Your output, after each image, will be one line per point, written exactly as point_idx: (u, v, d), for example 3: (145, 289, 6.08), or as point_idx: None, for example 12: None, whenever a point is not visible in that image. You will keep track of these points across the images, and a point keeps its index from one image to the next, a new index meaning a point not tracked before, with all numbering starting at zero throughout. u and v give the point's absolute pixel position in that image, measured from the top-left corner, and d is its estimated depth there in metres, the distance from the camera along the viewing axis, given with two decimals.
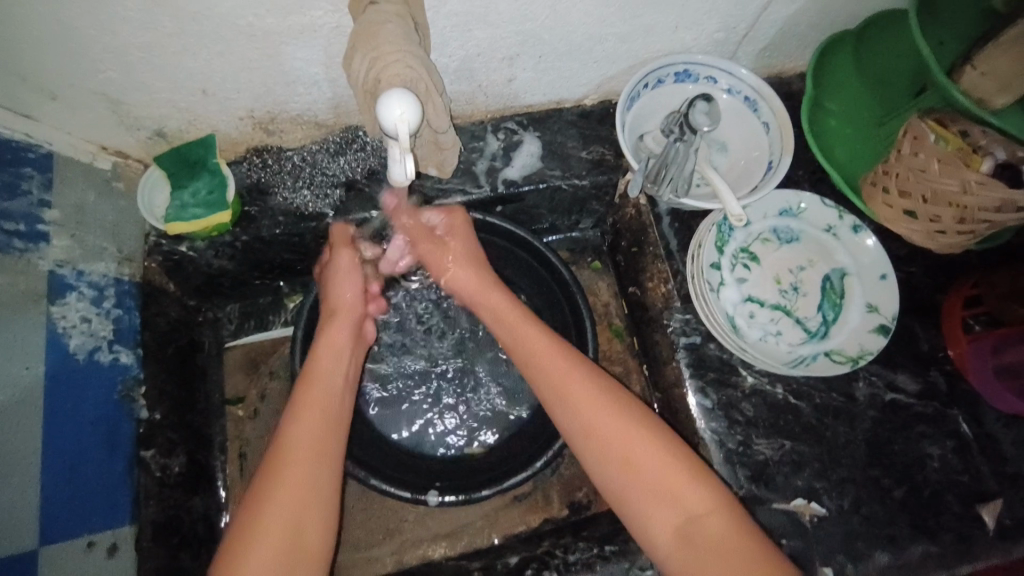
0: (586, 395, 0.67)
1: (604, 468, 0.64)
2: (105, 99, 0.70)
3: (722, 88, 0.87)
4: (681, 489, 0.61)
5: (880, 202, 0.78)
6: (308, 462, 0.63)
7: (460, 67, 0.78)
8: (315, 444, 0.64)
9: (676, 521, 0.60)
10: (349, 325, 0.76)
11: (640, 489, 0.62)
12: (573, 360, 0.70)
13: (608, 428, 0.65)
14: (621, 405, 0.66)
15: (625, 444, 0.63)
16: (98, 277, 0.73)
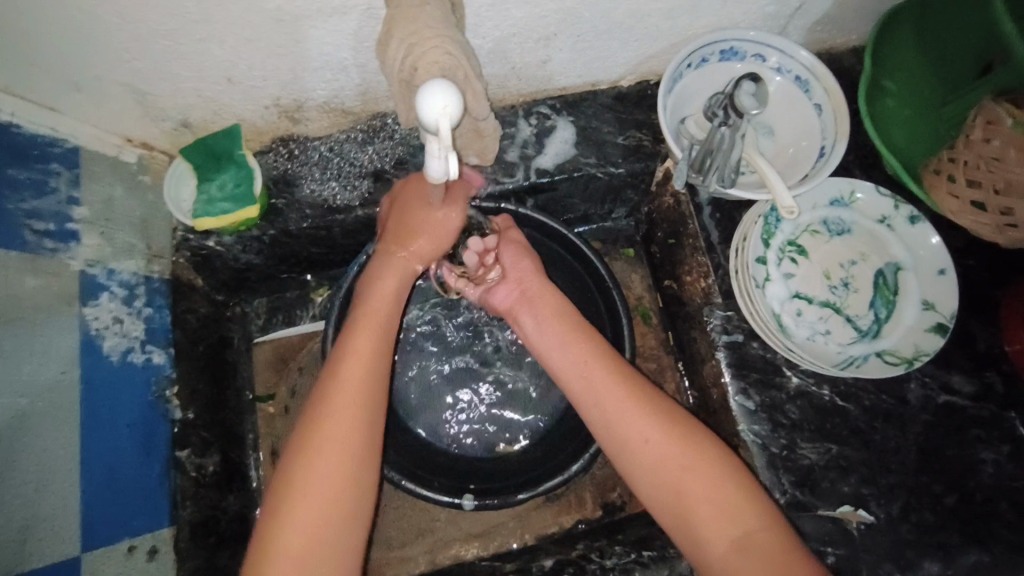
0: (622, 403, 0.64)
1: (653, 477, 0.61)
2: (129, 90, 0.67)
3: (772, 67, 0.81)
4: (736, 509, 0.58)
5: (944, 192, 0.73)
6: (354, 412, 0.59)
7: (494, 49, 0.74)
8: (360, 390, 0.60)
9: (730, 539, 0.57)
10: (405, 267, 0.69)
11: (695, 506, 0.59)
12: (615, 368, 0.67)
13: (654, 443, 0.62)
14: (663, 415, 0.64)
15: (674, 461, 0.60)
16: (128, 275, 0.71)
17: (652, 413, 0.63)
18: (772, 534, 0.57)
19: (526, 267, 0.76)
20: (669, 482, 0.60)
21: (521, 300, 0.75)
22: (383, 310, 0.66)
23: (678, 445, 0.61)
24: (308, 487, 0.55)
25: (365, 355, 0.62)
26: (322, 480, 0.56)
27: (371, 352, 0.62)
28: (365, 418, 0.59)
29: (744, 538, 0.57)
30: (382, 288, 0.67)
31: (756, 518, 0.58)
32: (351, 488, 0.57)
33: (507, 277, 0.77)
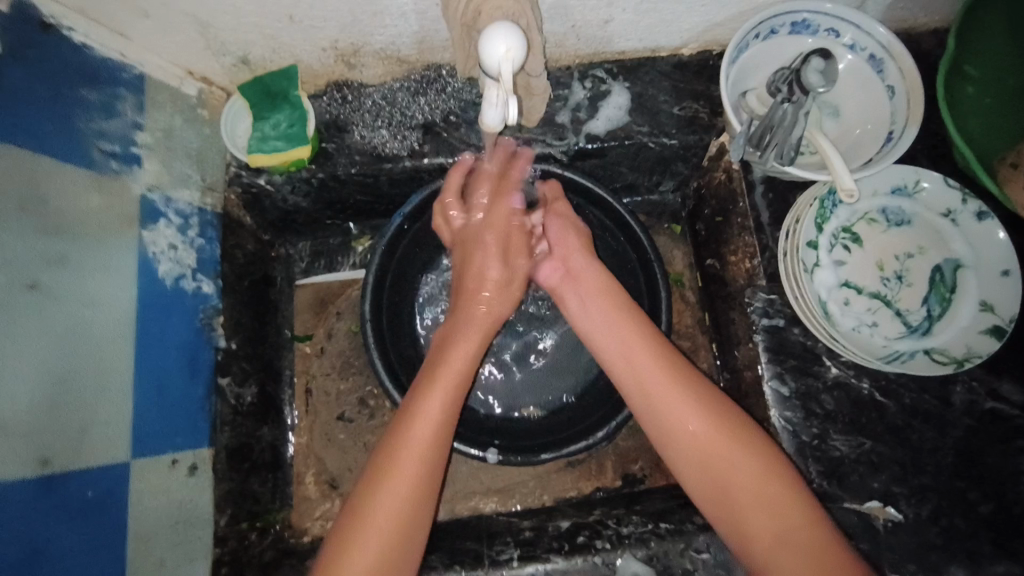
0: (679, 398, 0.64)
1: (699, 470, 0.61)
2: (195, 22, 0.68)
3: (845, 44, 0.77)
4: (779, 506, 0.57)
5: (1023, 186, 0.70)
6: (431, 441, 0.61)
7: (556, 4, 0.72)
8: (438, 423, 0.62)
9: (771, 535, 0.56)
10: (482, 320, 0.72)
11: (739, 501, 0.59)
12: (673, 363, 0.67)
13: (702, 438, 0.62)
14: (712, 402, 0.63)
15: (721, 455, 0.61)
16: (184, 205, 0.74)
17: (707, 407, 0.63)
18: (818, 537, 0.55)
19: (573, 242, 0.77)
20: (710, 476, 0.61)
21: (568, 278, 0.76)
22: (464, 356, 0.68)
23: (726, 440, 0.61)
24: (378, 511, 0.57)
25: (446, 398, 0.64)
26: (392, 508, 0.57)
27: (452, 395, 0.64)
28: (439, 460, 0.61)
29: (786, 539, 0.56)
30: (465, 337, 0.69)
31: (799, 517, 0.56)
32: (419, 521, 0.58)
33: (555, 253, 0.78)
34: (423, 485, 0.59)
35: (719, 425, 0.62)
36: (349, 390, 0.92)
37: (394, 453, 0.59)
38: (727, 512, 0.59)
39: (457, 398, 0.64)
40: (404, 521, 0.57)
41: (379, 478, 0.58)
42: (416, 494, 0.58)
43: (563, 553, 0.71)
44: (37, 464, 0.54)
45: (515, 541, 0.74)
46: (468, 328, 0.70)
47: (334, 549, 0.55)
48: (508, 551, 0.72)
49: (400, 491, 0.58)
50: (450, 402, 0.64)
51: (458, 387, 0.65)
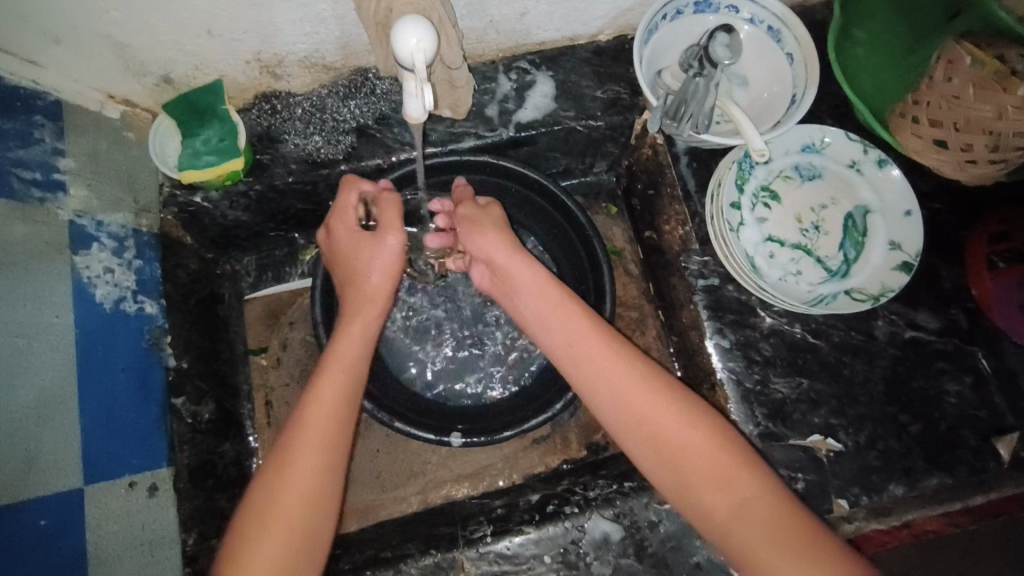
0: (634, 388, 0.64)
1: (658, 459, 0.62)
2: (111, 43, 0.68)
3: (744, 18, 0.83)
4: (731, 481, 0.60)
5: (908, 132, 0.75)
6: (324, 444, 0.61)
7: (471, 1, 0.75)
8: (334, 424, 0.62)
9: (726, 511, 0.59)
10: (379, 308, 0.70)
11: (699, 481, 0.60)
12: (622, 352, 0.67)
13: (662, 425, 0.63)
14: (660, 387, 0.65)
15: (679, 441, 0.62)
16: (117, 227, 0.73)
17: (660, 394, 0.64)
18: (772, 507, 0.58)
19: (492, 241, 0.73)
20: (667, 460, 0.62)
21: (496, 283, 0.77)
22: (355, 350, 0.67)
23: (680, 426, 0.62)
24: (282, 516, 0.58)
25: (338, 396, 0.63)
26: (292, 510, 0.58)
27: (344, 397, 0.64)
28: (337, 460, 0.61)
29: (738, 510, 0.59)
30: (358, 331, 0.68)
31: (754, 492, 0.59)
32: (323, 517, 0.60)
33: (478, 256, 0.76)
34: (320, 491, 0.60)
35: (676, 414, 0.63)
36: None
37: (288, 460, 0.60)
38: (684, 492, 0.61)
39: (353, 393, 0.64)
40: (308, 519, 0.59)
41: (278, 486, 0.59)
42: (315, 497, 0.59)
43: (535, 523, 0.76)
44: None
45: (489, 519, 0.79)
46: (360, 321, 0.69)
47: (236, 552, 0.56)
48: (482, 527, 0.77)
49: (297, 497, 0.59)
50: (342, 402, 0.64)
51: (352, 384, 0.65)
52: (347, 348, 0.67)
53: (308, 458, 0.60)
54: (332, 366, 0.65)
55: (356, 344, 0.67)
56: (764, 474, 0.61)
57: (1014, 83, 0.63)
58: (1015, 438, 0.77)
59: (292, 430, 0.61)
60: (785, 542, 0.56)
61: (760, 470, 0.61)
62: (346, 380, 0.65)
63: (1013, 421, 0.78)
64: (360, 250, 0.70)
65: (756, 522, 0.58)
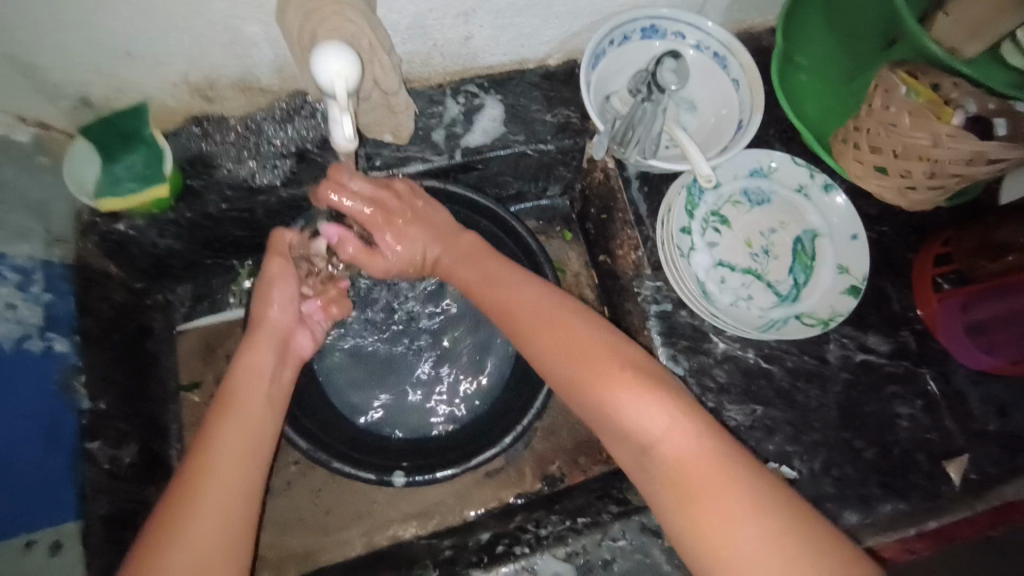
0: (551, 325, 0.65)
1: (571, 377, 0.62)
2: (18, 64, 0.63)
3: (690, 44, 0.83)
4: (632, 408, 0.58)
5: (851, 158, 0.75)
6: (222, 482, 0.56)
7: (413, 25, 0.73)
8: (233, 463, 0.57)
9: (632, 445, 0.58)
10: (275, 341, 0.69)
11: (616, 423, 0.59)
12: (527, 296, 0.68)
13: (569, 357, 0.63)
14: (570, 319, 0.65)
15: (595, 366, 0.61)
16: (23, 260, 0.69)
17: (570, 326, 0.64)
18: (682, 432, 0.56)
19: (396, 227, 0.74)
20: (572, 382, 0.62)
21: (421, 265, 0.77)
22: (253, 388, 0.64)
23: (593, 352, 0.62)
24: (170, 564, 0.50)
25: (234, 434, 0.59)
26: (184, 556, 0.51)
27: (244, 436, 0.60)
28: (240, 500, 0.56)
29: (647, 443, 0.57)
30: (257, 367, 0.65)
31: (662, 418, 0.57)
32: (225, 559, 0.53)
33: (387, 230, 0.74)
34: (217, 530, 0.53)
35: (583, 348, 0.62)
36: None
37: (180, 505, 0.54)
38: (600, 421, 0.60)
39: (254, 430, 0.61)
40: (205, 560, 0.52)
41: (167, 535, 0.52)
42: (212, 538, 0.53)
43: (483, 565, 0.71)
44: None
45: (435, 563, 0.74)
46: (260, 356, 0.67)
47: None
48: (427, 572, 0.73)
49: (190, 542, 0.52)
50: (240, 442, 0.59)
51: (252, 423, 0.61)
52: (245, 385, 0.64)
53: (204, 500, 0.54)
54: (227, 407, 0.61)
55: (252, 382, 0.64)
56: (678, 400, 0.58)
57: (949, 109, 0.66)
58: (967, 460, 0.77)
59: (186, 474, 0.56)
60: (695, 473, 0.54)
61: (671, 391, 0.59)
62: (239, 418, 0.61)
63: (964, 443, 0.78)
64: (268, 287, 0.71)
65: (667, 456, 0.55)
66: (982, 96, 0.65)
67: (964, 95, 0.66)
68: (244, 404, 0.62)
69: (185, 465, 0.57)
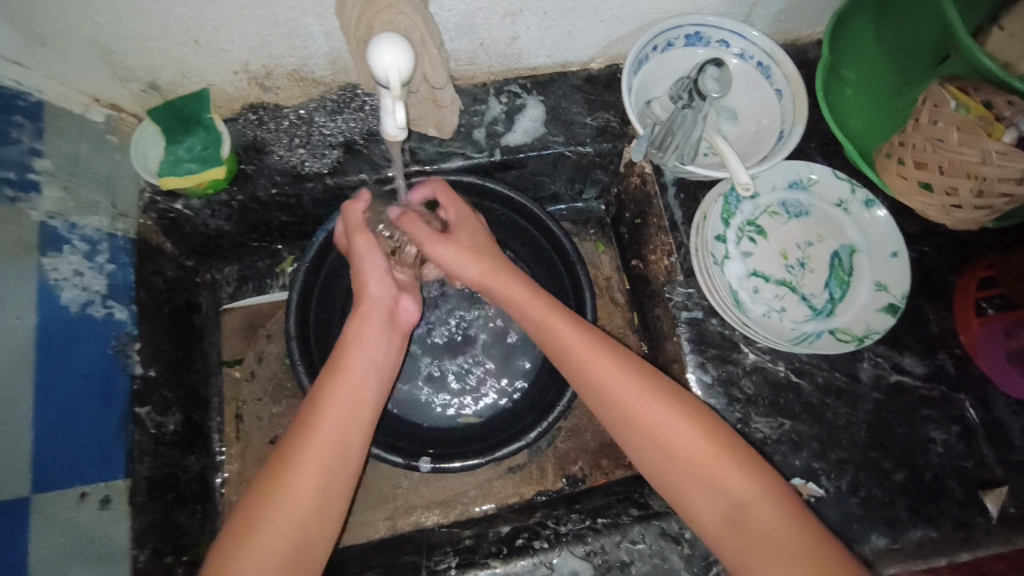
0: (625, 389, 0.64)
1: (658, 466, 0.62)
2: (97, 47, 0.68)
3: (734, 53, 0.83)
4: (726, 482, 0.59)
5: (895, 173, 0.73)
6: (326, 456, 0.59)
7: (461, 23, 0.75)
8: (338, 438, 0.60)
9: (724, 513, 0.59)
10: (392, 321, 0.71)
11: (681, 470, 0.61)
12: (606, 351, 0.67)
13: (653, 425, 0.63)
14: (657, 392, 0.64)
15: (662, 430, 0.62)
16: (91, 231, 0.72)
17: (653, 396, 0.64)
18: (772, 509, 0.58)
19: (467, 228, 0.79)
20: (659, 449, 0.62)
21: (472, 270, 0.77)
22: (366, 358, 0.67)
23: (676, 427, 0.62)
24: (270, 524, 0.55)
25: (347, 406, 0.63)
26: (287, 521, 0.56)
27: (353, 410, 0.63)
28: (339, 479, 0.60)
29: (737, 509, 0.58)
30: (368, 337, 0.68)
31: (754, 493, 0.59)
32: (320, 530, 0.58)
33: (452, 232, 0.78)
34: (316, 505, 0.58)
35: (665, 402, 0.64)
36: (281, 413, 0.91)
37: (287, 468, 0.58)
38: (679, 491, 0.61)
39: (364, 403, 0.64)
40: (301, 530, 0.56)
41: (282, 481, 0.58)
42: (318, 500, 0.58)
43: (501, 557, 0.73)
44: None
45: (455, 551, 0.76)
46: (367, 329, 0.69)
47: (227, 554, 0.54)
48: (447, 559, 0.74)
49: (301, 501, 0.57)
50: (351, 416, 0.62)
51: (361, 399, 0.64)
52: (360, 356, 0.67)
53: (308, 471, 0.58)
54: (341, 374, 0.65)
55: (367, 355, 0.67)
56: (766, 482, 0.59)
57: (1001, 126, 0.63)
58: (1003, 492, 0.74)
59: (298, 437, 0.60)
60: (784, 550, 0.55)
61: (755, 468, 0.60)
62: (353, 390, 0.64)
63: (1001, 474, 0.75)
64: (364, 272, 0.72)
65: (756, 526, 0.57)
66: None
67: (1017, 114, 0.63)
68: (353, 376, 0.65)
69: (299, 426, 0.61)
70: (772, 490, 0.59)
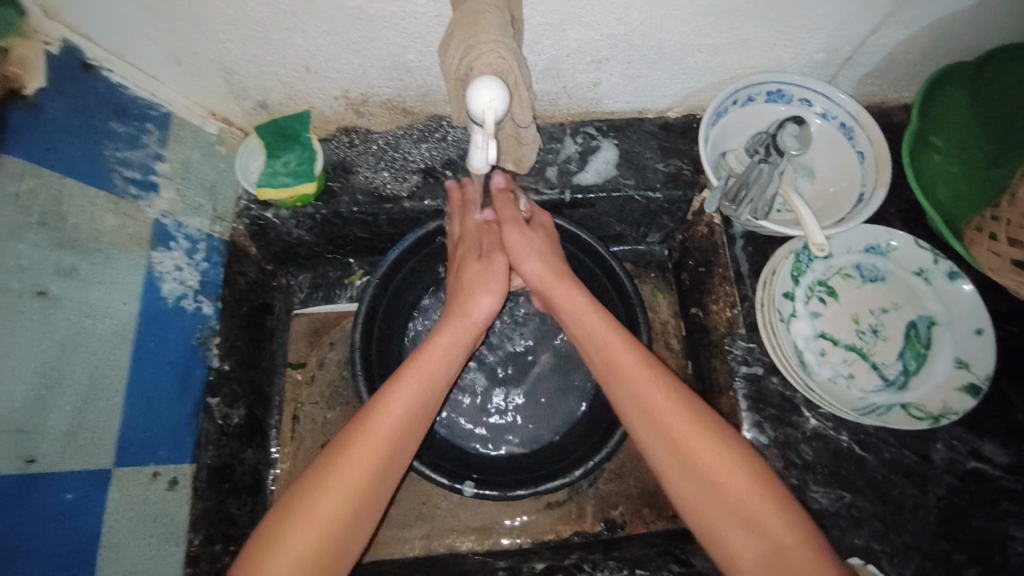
0: (683, 419, 0.62)
1: (697, 489, 0.60)
2: (221, 69, 0.76)
3: (817, 112, 0.83)
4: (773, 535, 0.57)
5: (985, 249, 0.71)
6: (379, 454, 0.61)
7: (548, 66, 0.79)
8: (394, 441, 0.62)
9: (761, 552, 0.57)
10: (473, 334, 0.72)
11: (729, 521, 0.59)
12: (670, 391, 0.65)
13: (699, 450, 0.61)
14: (711, 426, 0.62)
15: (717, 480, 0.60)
16: (193, 230, 0.79)
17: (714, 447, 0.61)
18: (808, 555, 0.55)
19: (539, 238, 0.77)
20: (703, 477, 0.60)
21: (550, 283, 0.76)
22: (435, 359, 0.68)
23: (722, 457, 0.60)
24: (316, 514, 0.57)
25: (405, 411, 0.64)
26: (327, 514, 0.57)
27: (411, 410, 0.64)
28: (385, 483, 0.61)
29: (771, 543, 0.56)
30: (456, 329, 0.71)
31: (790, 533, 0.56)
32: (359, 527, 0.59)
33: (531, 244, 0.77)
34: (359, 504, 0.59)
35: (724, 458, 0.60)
36: (334, 419, 0.94)
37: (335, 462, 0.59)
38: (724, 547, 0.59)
39: (424, 407, 0.65)
40: (344, 524, 0.58)
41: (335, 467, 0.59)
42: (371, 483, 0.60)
43: None
44: (20, 462, 0.57)
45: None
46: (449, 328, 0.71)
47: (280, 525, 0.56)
48: None
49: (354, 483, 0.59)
50: (406, 424, 0.63)
51: (419, 409, 0.65)
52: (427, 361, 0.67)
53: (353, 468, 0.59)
54: (409, 377, 0.66)
55: (435, 363, 0.68)
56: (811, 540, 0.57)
57: None
58: None
59: (350, 434, 0.61)
60: None
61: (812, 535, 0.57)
62: (416, 395, 0.65)
63: None
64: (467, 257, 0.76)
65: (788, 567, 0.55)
66: None
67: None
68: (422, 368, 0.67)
69: (353, 424, 0.62)
70: (808, 534, 0.57)
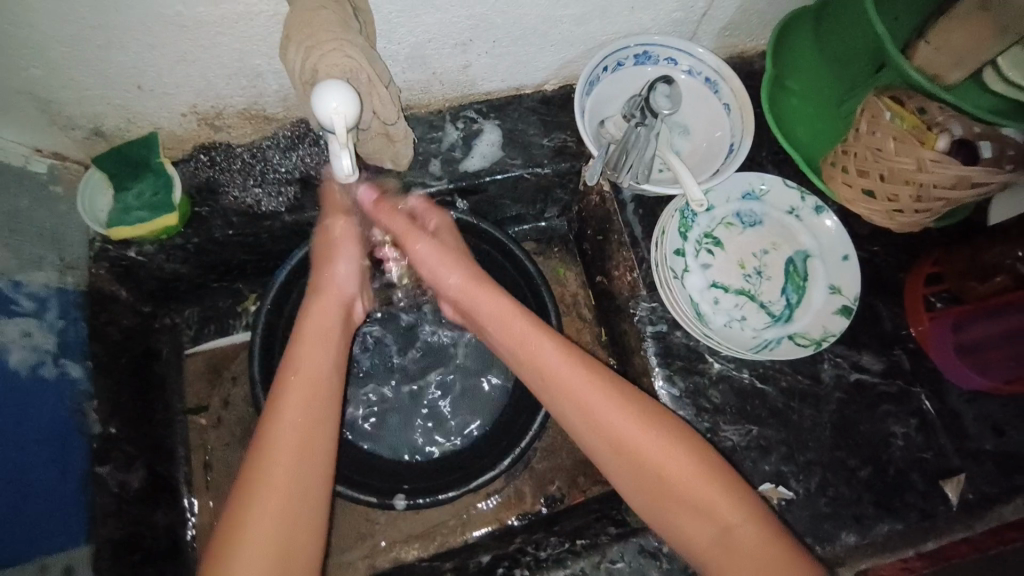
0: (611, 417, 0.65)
1: (643, 491, 0.64)
2: (33, 99, 0.66)
3: (682, 69, 0.85)
4: (706, 498, 0.62)
5: (840, 182, 0.77)
6: (299, 450, 0.60)
7: (411, 55, 0.75)
8: (302, 447, 0.60)
9: (714, 537, 0.61)
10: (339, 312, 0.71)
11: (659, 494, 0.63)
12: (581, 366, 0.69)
13: (638, 450, 0.64)
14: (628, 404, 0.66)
15: (643, 454, 0.64)
16: (39, 287, 0.70)
17: (638, 427, 0.65)
18: (754, 527, 0.60)
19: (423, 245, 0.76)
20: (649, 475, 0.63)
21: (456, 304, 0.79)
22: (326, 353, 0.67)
23: (658, 444, 0.64)
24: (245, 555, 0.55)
25: (293, 467, 0.59)
26: None
27: (316, 410, 0.63)
28: (308, 512, 0.59)
29: (714, 516, 0.61)
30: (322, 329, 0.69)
31: (735, 510, 0.61)
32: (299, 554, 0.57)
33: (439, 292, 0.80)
34: (288, 544, 0.57)
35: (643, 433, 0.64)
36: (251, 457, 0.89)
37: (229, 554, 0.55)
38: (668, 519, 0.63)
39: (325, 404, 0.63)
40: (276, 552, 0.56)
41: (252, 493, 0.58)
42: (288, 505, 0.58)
43: None
44: None
45: None
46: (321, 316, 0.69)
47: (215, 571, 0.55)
48: None
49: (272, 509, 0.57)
50: (314, 414, 0.63)
51: (320, 414, 0.63)
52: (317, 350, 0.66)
53: (245, 566, 0.55)
54: (298, 378, 0.64)
55: (318, 395, 0.64)
56: (742, 498, 0.62)
57: (933, 135, 0.67)
58: (962, 479, 0.78)
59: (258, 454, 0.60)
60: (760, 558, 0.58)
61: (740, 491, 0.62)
62: (297, 456, 0.60)
63: (959, 462, 0.79)
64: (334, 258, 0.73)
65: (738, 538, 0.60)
66: (968, 120, 0.66)
67: (950, 119, 0.66)
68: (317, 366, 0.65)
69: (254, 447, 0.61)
70: (744, 498, 0.62)
